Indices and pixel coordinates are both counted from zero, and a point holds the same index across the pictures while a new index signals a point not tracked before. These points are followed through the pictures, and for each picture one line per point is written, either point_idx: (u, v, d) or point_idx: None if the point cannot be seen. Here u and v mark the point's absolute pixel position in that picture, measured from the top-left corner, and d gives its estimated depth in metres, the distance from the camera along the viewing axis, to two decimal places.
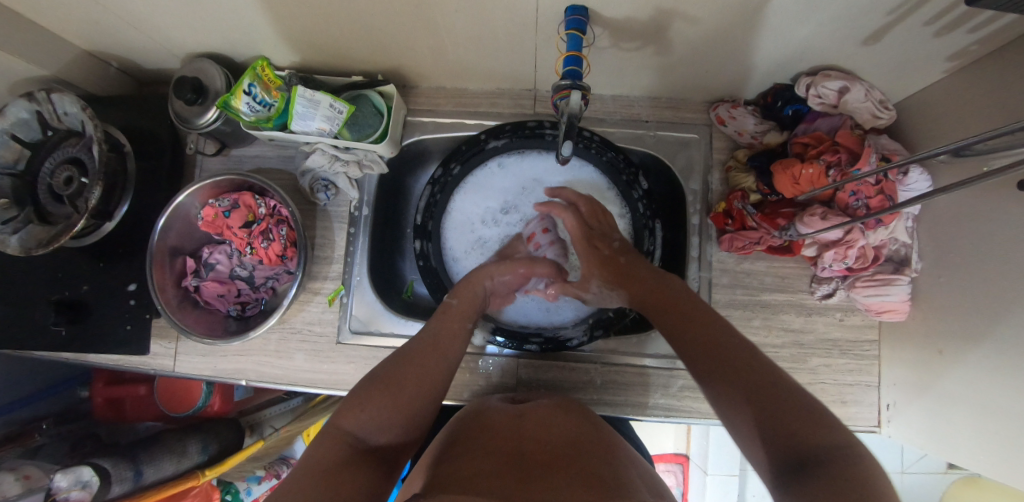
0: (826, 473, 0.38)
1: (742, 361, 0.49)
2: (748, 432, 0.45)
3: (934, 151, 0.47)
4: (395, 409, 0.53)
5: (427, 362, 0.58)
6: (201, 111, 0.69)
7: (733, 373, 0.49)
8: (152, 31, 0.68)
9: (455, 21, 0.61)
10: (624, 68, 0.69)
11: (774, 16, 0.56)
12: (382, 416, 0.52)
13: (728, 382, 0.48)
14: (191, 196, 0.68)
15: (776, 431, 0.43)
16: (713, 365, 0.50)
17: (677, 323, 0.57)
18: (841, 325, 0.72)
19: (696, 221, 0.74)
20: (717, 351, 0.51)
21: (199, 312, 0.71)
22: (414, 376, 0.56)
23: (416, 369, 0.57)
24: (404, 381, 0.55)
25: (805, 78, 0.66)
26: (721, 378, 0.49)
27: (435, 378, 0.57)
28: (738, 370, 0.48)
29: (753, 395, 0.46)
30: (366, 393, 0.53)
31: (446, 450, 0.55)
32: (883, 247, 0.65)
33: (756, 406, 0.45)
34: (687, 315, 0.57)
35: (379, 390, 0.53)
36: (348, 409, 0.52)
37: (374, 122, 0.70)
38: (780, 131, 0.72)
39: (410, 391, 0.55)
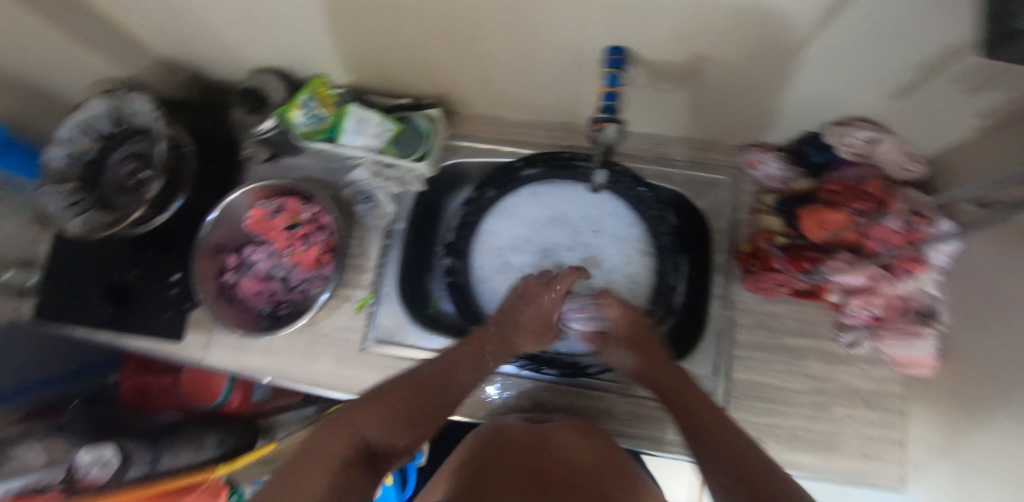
0: None
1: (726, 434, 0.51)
2: None
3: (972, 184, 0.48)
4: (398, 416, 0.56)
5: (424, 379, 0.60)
6: (259, 119, 0.74)
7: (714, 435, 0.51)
8: (224, 44, 0.74)
9: (503, 53, 0.66)
10: (656, 108, 0.73)
11: (804, 66, 0.59)
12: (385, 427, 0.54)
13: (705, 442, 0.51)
14: (242, 196, 0.72)
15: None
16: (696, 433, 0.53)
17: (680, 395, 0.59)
18: (864, 375, 0.71)
19: (721, 259, 0.75)
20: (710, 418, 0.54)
21: (234, 306, 0.73)
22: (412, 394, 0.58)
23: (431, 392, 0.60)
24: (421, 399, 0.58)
25: (835, 127, 0.67)
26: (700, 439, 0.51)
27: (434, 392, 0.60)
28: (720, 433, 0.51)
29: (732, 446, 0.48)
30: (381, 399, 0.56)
31: (470, 459, 0.56)
32: (912, 298, 0.64)
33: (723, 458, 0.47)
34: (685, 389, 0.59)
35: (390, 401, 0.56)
36: (364, 413, 0.54)
37: (416, 142, 0.75)
38: (810, 178, 0.72)
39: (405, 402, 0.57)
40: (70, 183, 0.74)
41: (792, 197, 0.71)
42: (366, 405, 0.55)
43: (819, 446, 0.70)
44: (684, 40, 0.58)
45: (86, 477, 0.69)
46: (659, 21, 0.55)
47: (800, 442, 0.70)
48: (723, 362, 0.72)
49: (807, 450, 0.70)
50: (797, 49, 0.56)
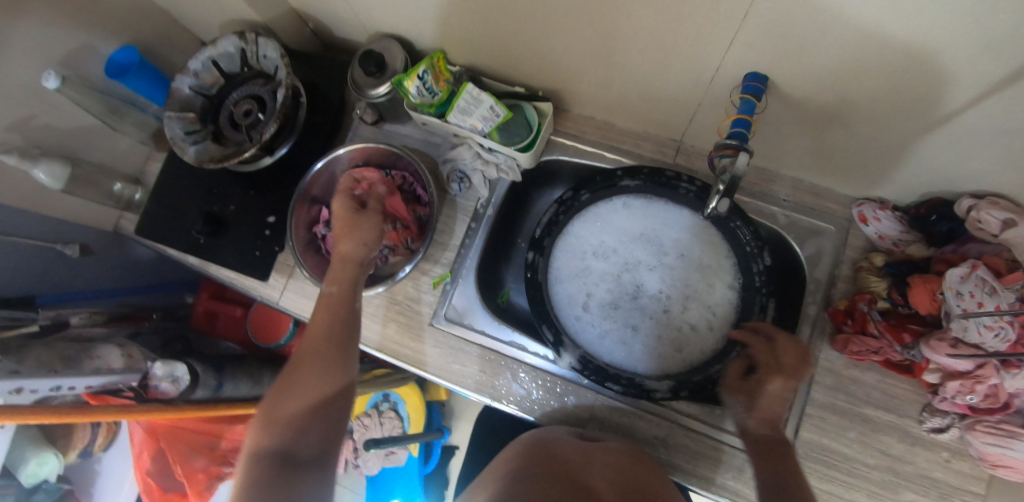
0: None
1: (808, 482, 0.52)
2: None
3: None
4: (281, 409, 0.53)
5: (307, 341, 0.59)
6: (375, 83, 0.76)
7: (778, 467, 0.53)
8: (358, 5, 0.76)
9: (633, 61, 0.64)
10: (775, 143, 0.70)
11: (956, 132, 0.55)
12: (311, 391, 0.54)
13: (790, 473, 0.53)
14: (347, 153, 0.76)
15: None
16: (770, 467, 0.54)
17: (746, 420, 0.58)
18: (945, 466, 0.67)
19: (812, 311, 0.72)
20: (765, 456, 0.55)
21: (318, 259, 0.76)
22: (319, 354, 0.58)
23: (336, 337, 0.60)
24: (333, 346, 0.59)
25: (969, 199, 0.62)
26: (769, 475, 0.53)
27: (327, 346, 0.58)
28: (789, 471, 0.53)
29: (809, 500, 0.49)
30: (297, 370, 0.56)
31: (517, 472, 0.55)
32: (1017, 396, 0.61)
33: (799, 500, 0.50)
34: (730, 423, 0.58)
35: (308, 367, 0.56)
36: (282, 389, 0.54)
37: (522, 133, 0.74)
38: (927, 245, 0.68)
39: (299, 378, 0.55)
40: (191, 113, 0.78)
41: (904, 262, 0.68)
42: (289, 375, 0.56)
43: None
44: (834, 82, 0.55)
45: (158, 388, 0.73)
46: (815, 59, 0.52)
47: None
48: (793, 417, 0.69)
49: None
50: (955, 114, 0.52)
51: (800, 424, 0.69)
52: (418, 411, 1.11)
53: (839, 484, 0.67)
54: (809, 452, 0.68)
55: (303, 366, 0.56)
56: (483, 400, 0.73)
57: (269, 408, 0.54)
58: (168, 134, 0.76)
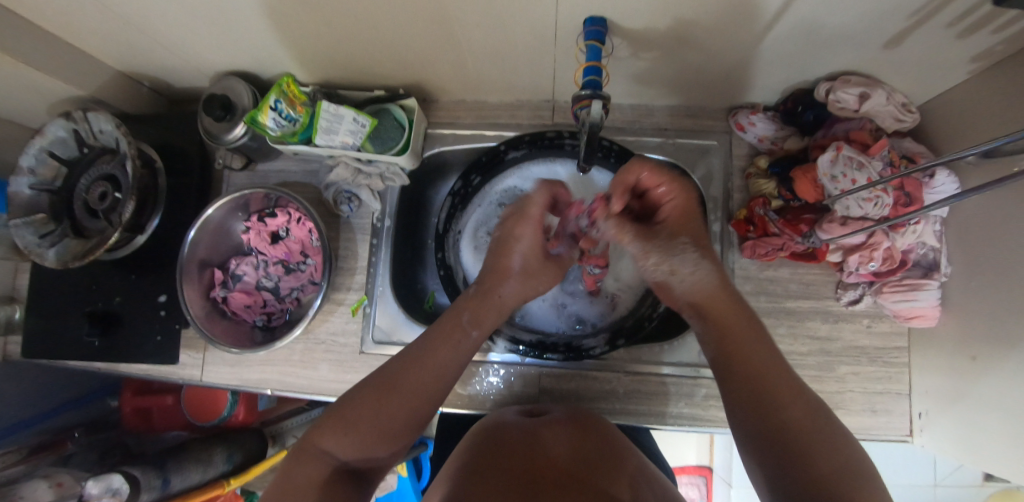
0: (797, 434, 0.44)
1: (825, 449, 0.43)
2: (752, 435, 0.47)
3: (961, 153, 0.48)
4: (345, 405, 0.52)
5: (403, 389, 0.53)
6: (229, 127, 0.71)
7: (773, 419, 0.46)
8: (183, 50, 0.70)
9: (477, 35, 0.62)
10: (640, 78, 0.70)
11: (789, 25, 0.56)
12: (416, 403, 0.53)
13: (808, 423, 0.45)
14: (220, 209, 0.69)
15: (760, 423, 0.46)
16: (757, 410, 0.47)
17: (729, 322, 0.53)
18: (869, 332, 0.71)
19: (717, 228, 0.74)
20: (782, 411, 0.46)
21: (226, 323, 0.71)
22: (432, 362, 0.55)
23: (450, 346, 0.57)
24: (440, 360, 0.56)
25: (825, 83, 0.65)
26: (764, 396, 0.48)
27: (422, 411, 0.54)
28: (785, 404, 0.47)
29: (795, 437, 0.44)
30: (416, 366, 0.55)
31: (463, 466, 0.51)
32: (911, 251, 0.65)
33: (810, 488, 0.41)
34: (754, 346, 0.51)
35: (416, 368, 0.54)
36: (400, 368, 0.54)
37: (395, 135, 0.71)
38: (801, 137, 0.71)
39: (396, 408, 0.52)
40: (41, 214, 0.71)
41: (785, 158, 0.70)
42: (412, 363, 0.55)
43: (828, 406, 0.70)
44: (665, 10, 0.54)
45: None
46: None
47: None
48: None
49: None
50: (787, 6, 0.53)
51: None
52: None
53: None
54: None
55: (393, 392, 0.52)
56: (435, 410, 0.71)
57: (363, 401, 0.51)
58: (21, 244, 0.69)
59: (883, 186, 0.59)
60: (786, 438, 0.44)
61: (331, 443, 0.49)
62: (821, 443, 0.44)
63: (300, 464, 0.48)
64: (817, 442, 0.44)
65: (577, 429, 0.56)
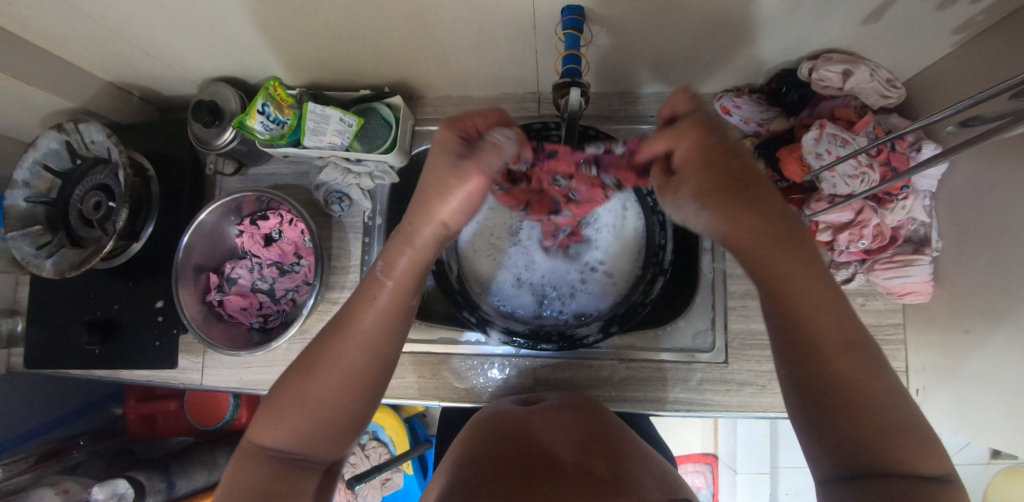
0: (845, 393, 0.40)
1: (870, 406, 0.39)
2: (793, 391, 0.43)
3: (935, 116, 0.50)
4: (282, 391, 0.46)
5: (331, 374, 0.46)
6: (218, 132, 0.72)
7: (820, 374, 0.41)
8: (169, 58, 0.71)
9: (458, 30, 0.62)
10: (623, 65, 0.70)
11: (766, 5, 0.56)
12: (352, 374, 0.47)
13: (858, 379, 0.40)
14: (213, 213, 0.69)
15: (808, 377, 0.41)
16: (802, 360, 0.42)
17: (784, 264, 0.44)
18: (862, 310, 0.71)
19: None
20: (832, 364, 0.40)
21: (223, 326, 0.72)
22: (362, 330, 0.48)
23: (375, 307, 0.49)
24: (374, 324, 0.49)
25: (807, 63, 0.65)
26: (814, 350, 0.41)
27: (351, 390, 0.47)
28: (849, 355, 0.41)
29: (846, 397, 0.40)
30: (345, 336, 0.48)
31: (462, 454, 0.52)
32: (901, 227, 0.66)
33: (871, 447, 0.38)
34: (810, 293, 0.42)
35: (346, 339, 0.48)
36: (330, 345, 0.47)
37: (382, 134, 0.72)
38: (786, 118, 0.71)
39: (330, 384, 0.46)
40: (37, 226, 0.73)
41: (771, 139, 0.70)
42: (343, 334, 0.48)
43: None
44: None
45: None
46: None
47: None
48: (720, 314, 0.70)
49: None
50: None
51: (727, 318, 0.70)
52: (398, 430, 1.04)
53: None
54: (742, 341, 0.69)
55: (328, 366, 0.47)
56: (433, 404, 0.72)
57: (295, 383, 0.46)
58: (18, 255, 0.71)
59: (868, 162, 0.59)
60: (835, 396, 0.40)
61: (273, 436, 0.45)
62: (872, 397, 0.39)
63: (254, 464, 0.44)
64: (867, 400, 0.39)
65: (574, 414, 0.56)
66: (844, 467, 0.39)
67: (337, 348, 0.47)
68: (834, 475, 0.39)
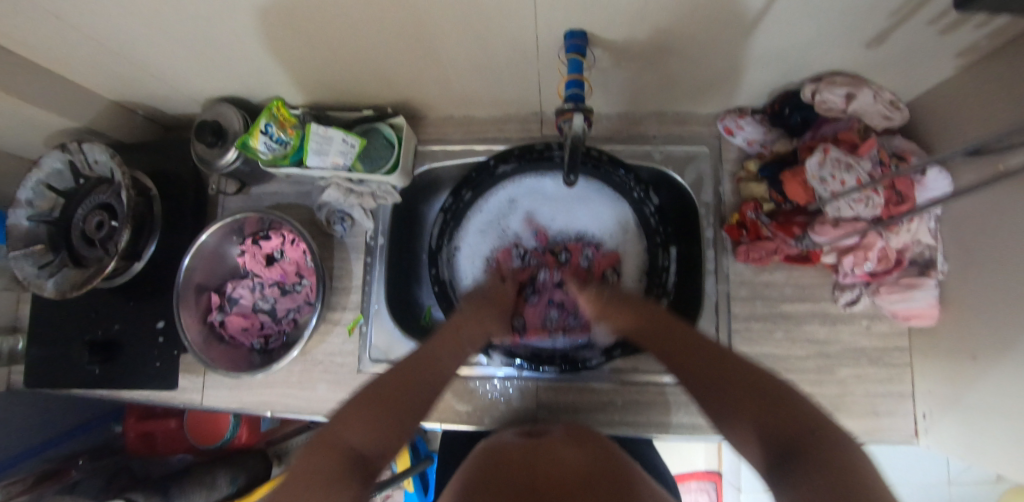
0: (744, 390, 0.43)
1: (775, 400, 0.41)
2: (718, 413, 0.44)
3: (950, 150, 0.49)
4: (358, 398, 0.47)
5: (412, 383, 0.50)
6: (221, 152, 0.72)
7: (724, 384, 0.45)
8: (172, 78, 0.71)
9: (460, 52, 0.63)
10: (625, 87, 0.70)
11: (768, 30, 0.56)
12: (423, 396, 0.50)
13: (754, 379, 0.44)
14: (214, 234, 0.69)
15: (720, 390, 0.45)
16: (709, 381, 0.46)
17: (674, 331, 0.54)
18: (867, 333, 0.71)
19: (711, 234, 0.73)
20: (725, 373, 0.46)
21: (224, 347, 0.72)
22: (440, 356, 0.54)
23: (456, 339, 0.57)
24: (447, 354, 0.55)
25: (811, 84, 0.64)
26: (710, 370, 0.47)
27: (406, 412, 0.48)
28: (746, 391, 0.43)
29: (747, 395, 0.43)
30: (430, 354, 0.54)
31: (461, 489, 0.51)
32: (906, 249, 0.64)
33: (801, 458, 0.36)
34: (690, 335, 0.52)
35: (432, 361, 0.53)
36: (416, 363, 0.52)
37: (386, 154, 0.72)
38: (790, 139, 0.70)
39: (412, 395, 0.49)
40: (40, 245, 0.73)
41: (773, 161, 0.70)
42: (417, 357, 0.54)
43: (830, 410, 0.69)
44: (643, 20, 0.54)
45: None
46: (615, 7, 0.52)
47: None
48: (723, 336, 0.71)
49: None
50: (764, 12, 0.53)
51: (731, 341, 0.70)
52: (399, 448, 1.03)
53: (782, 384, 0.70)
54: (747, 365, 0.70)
55: (411, 376, 0.51)
56: (434, 427, 0.71)
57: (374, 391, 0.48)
58: (20, 275, 0.70)
59: (873, 186, 0.58)
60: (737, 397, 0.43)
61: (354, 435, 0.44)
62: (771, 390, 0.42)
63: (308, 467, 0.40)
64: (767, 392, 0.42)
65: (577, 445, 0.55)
66: (776, 455, 0.38)
67: (421, 364, 0.52)
68: (767, 466, 0.38)
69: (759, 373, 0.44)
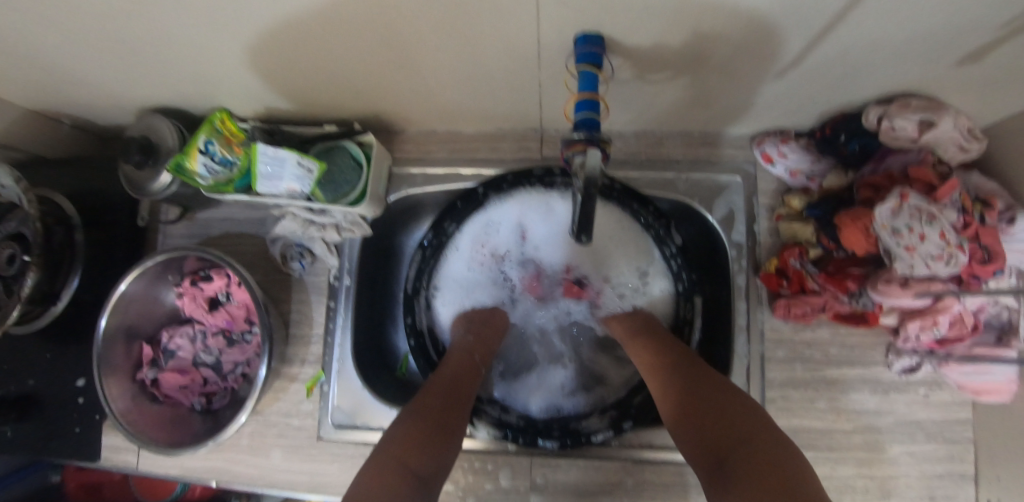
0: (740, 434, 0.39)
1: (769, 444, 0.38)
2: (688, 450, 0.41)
3: None
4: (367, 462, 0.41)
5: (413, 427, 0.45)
6: (154, 173, 0.60)
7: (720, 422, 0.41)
8: (92, 85, 0.58)
9: (440, 61, 0.49)
10: (644, 103, 0.57)
11: (836, 42, 0.43)
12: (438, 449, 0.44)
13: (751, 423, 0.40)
14: (136, 280, 0.56)
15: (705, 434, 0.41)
16: (705, 422, 0.41)
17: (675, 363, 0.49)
18: (925, 403, 0.59)
19: (741, 281, 0.61)
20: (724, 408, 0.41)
21: (157, 410, 0.59)
22: (442, 396, 0.50)
23: (455, 375, 0.53)
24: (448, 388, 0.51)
25: (875, 108, 0.52)
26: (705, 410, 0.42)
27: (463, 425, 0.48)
28: (733, 419, 0.40)
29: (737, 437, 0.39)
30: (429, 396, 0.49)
31: None
32: (981, 311, 0.52)
33: (737, 476, 0.36)
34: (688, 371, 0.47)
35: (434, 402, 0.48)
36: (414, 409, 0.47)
37: (352, 178, 0.60)
38: (843, 172, 0.58)
39: (421, 439, 0.44)
40: None
41: (825, 198, 0.57)
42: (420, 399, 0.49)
43: (877, 495, 0.58)
44: (677, 25, 0.41)
45: None
46: (641, 9, 0.39)
47: (854, 493, 0.58)
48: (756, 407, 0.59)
49: (863, 501, 0.58)
50: (840, 19, 0.40)
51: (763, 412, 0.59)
52: None
53: (822, 463, 0.58)
54: None
55: (422, 423, 0.45)
56: None
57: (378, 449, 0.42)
58: None
59: (958, 241, 0.46)
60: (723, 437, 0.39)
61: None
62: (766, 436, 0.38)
63: None
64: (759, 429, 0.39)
65: None
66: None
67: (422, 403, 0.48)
68: None
69: (761, 417, 0.41)
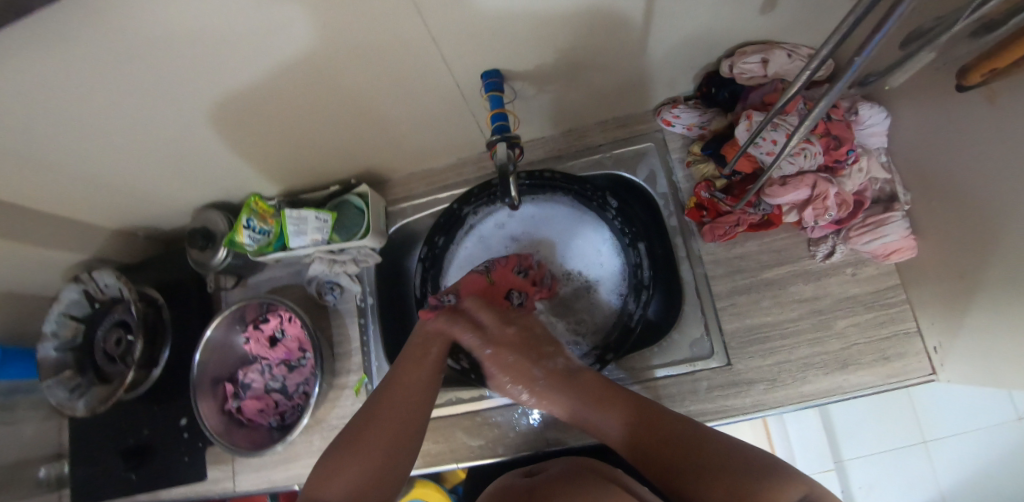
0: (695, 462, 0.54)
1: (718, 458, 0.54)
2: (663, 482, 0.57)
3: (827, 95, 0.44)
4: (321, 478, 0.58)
5: (355, 455, 0.58)
6: (213, 253, 0.79)
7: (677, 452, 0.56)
8: (160, 197, 0.80)
9: (396, 115, 0.68)
10: (557, 107, 0.74)
11: (663, 27, 0.60)
12: (366, 469, 0.57)
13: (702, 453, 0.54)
14: (218, 328, 0.75)
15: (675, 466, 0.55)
16: (668, 455, 0.56)
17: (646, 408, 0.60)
18: (855, 280, 0.69)
19: (674, 222, 0.76)
20: (685, 447, 0.55)
21: (244, 431, 0.76)
22: (377, 426, 0.60)
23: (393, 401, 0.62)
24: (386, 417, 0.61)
25: (725, 61, 0.67)
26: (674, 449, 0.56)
27: (395, 461, 0.59)
28: (688, 453, 0.55)
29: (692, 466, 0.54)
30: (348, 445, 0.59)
31: None
32: (865, 190, 0.66)
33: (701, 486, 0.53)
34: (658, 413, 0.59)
35: (359, 442, 0.59)
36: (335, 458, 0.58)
37: (358, 220, 0.77)
38: (726, 115, 0.73)
39: (354, 463, 0.57)
40: (68, 371, 0.79)
41: (715, 138, 0.72)
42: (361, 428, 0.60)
43: (837, 366, 0.67)
44: (543, 46, 0.59)
45: None
46: (512, 41, 0.57)
47: (817, 369, 0.67)
48: (711, 316, 0.71)
49: (827, 374, 0.67)
50: (652, 12, 0.57)
51: (720, 319, 0.71)
52: None
53: (783, 351, 0.69)
54: (741, 338, 0.70)
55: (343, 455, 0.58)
56: (450, 467, 0.73)
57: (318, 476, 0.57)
58: (54, 401, 0.76)
59: (805, 138, 0.61)
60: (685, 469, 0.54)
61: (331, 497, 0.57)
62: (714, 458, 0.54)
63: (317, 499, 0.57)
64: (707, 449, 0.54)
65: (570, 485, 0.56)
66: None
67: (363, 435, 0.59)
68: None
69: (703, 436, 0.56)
